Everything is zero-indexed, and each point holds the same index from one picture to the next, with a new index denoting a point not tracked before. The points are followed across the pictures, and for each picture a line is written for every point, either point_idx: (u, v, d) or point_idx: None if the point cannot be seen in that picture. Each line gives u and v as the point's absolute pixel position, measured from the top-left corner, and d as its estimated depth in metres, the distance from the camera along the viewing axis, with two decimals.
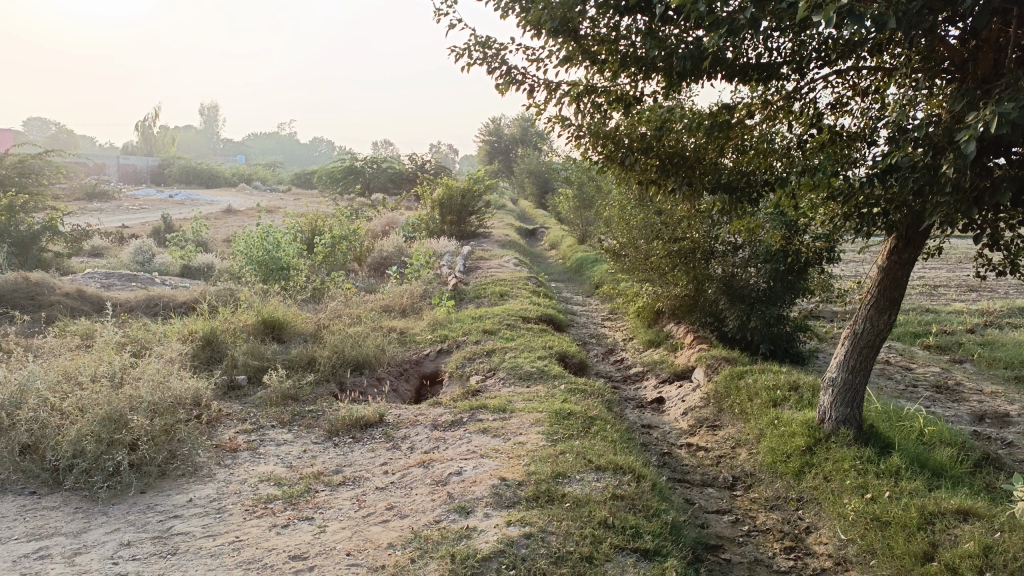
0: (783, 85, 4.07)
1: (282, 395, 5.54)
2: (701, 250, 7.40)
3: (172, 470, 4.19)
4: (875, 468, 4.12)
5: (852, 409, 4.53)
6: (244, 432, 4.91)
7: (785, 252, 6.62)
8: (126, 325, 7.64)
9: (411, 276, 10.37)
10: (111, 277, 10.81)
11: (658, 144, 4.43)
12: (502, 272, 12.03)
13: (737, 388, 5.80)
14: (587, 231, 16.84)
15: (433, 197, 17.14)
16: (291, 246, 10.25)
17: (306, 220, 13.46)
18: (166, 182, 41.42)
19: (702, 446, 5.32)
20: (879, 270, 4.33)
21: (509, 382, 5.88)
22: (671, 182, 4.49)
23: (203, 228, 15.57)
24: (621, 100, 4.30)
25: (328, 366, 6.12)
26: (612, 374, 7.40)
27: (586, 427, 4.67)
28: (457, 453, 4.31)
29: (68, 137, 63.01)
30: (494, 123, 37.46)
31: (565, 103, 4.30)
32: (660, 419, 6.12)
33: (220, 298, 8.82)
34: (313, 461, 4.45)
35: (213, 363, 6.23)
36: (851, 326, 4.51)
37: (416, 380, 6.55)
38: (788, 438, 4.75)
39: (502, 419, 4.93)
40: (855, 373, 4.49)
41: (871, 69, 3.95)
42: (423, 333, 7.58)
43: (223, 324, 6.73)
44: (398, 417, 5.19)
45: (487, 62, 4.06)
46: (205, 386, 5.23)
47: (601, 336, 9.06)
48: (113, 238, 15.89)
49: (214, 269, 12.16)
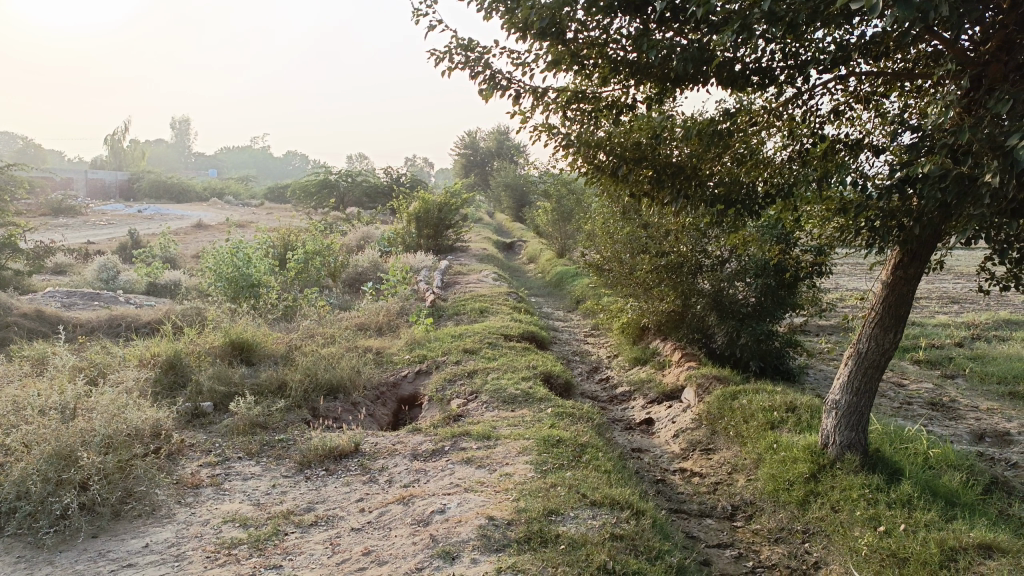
0: (782, 91, 3.86)
1: (250, 423, 5.19)
2: (689, 264, 7.15)
3: (127, 511, 3.81)
4: (886, 497, 3.91)
5: (858, 433, 4.29)
6: (208, 466, 4.55)
7: (776, 265, 6.41)
8: (86, 349, 7.22)
9: (387, 293, 10.04)
10: (73, 295, 10.36)
11: (651, 154, 4.16)
12: (480, 287, 11.74)
13: (731, 410, 5.53)
14: (565, 244, 16.62)
15: (409, 211, 16.83)
16: (261, 263, 9.88)
17: (278, 235, 13.08)
18: (136, 196, 40.63)
19: (697, 473, 5.05)
20: (883, 286, 4.10)
21: (492, 406, 5.57)
22: (667, 195, 4.21)
23: (172, 244, 15.12)
24: (612, 108, 4.03)
25: (299, 391, 5.77)
26: (597, 394, 7.12)
27: (576, 456, 4.38)
28: (439, 487, 3.99)
29: (36, 151, 61.94)
30: (470, 136, 37.29)
31: (552, 111, 4.02)
32: (649, 442, 5.85)
33: (187, 318, 8.43)
34: (283, 498, 4.11)
35: (177, 389, 5.86)
36: (855, 345, 4.27)
37: (393, 404, 6.22)
38: (790, 464, 4.48)
39: (487, 447, 4.62)
40: (860, 395, 4.25)
41: (873, 74, 3.78)
42: (400, 353, 7.25)
43: (188, 347, 6.36)
44: (374, 446, 4.85)
45: (469, 66, 3.77)
46: (166, 415, 4.86)
47: (585, 353, 8.78)
48: (77, 255, 15.38)
49: (181, 286, 11.75)
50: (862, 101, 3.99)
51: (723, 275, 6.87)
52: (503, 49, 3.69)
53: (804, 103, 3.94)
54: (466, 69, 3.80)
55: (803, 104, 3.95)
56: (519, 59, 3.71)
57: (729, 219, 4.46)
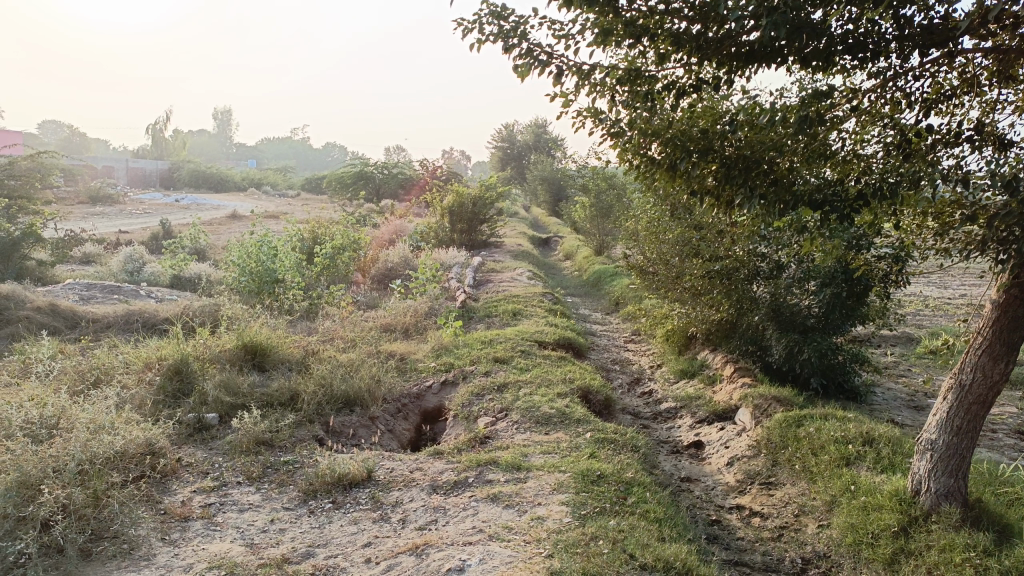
0: (880, 71, 3.21)
1: (256, 441, 4.67)
2: (745, 269, 6.45)
3: (100, 552, 3.28)
4: (999, 564, 3.24)
5: (958, 480, 3.60)
6: (202, 493, 4.03)
7: (847, 272, 5.70)
8: (96, 349, 6.79)
9: (416, 291, 9.50)
10: (94, 288, 10.00)
11: (718, 144, 3.45)
12: (514, 286, 11.14)
13: (796, 439, 4.86)
14: (603, 241, 15.95)
15: (442, 204, 16.30)
16: (287, 258, 9.41)
17: (307, 228, 12.64)
18: (175, 185, 40.85)
19: (757, 513, 4.42)
20: (993, 305, 3.41)
21: (524, 427, 4.96)
22: (736, 192, 3.50)
23: (201, 235, 14.81)
24: (672, 90, 3.36)
25: (312, 405, 5.24)
26: (639, 410, 6.49)
27: (620, 497, 3.76)
28: (459, 533, 3.41)
29: (80, 139, 63.03)
30: (507, 129, 36.75)
31: (599, 93, 3.39)
32: (700, 469, 5.22)
33: (204, 315, 7.97)
34: (281, 538, 3.55)
35: (181, 397, 5.36)
36: (956, 375, 3.59)
37: (415, 418, 5.69)
38: (873, 512, 3.82)
39: (516, 481, 4.02)
40: (961, 436, 3.55)
41: (988, 51, 3.13)
42: (426, 360, 6.70)
43: (197, 350, 5.87)
44: (389, 474, 4.27)
45: (503, 38, 3.15)
46: (160, 432, 4.36)
47: (625, 362, 8.13)
48: (106, 245, 15.15)
49: (206, 279, 11.37)
50: (970, 84, 3.35)
51: (784, 282, 6.15)
52: (543, 17, 3.06)
53: (900, 87, 3.30)
54: (498, 41, 3.17)
55: (902, 88, 3.30)
56: (563, 29, 3.06)
57: (804, 224, 3.78)
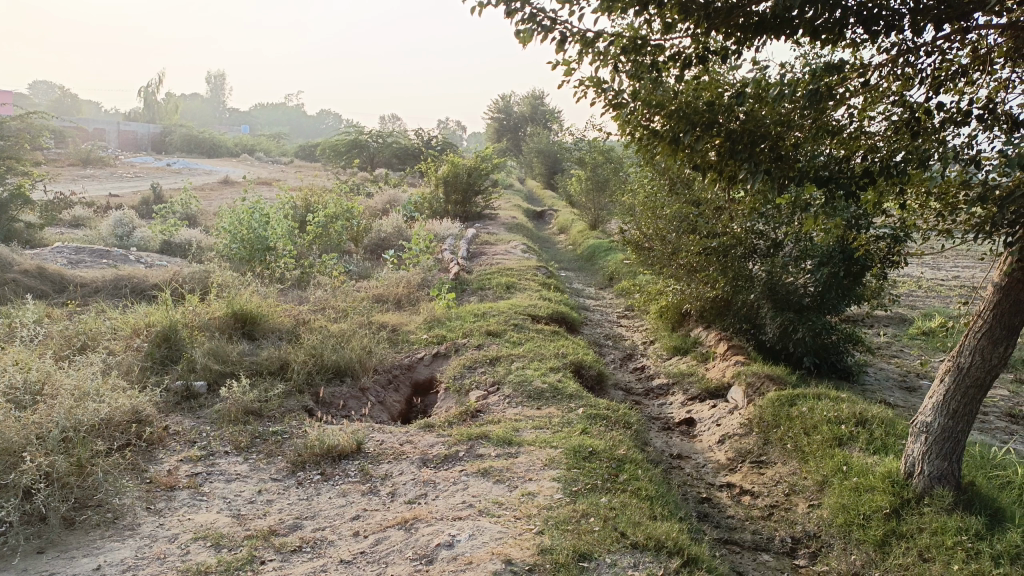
0: (891, 45, 3.12)
1: (244, 410, 4.61)
2: (742, 247, 6.38)
3: (84, 521, 3.23)
4: (990, 549, 3.23)
5: (951, 463, 3.58)
6: (189, 462, 3.99)
7: (845, 252, 5.64)
8: (83, 315, 6.71)
9: (409, 261, 9.41)
10: (83, 252, 9.87)
11: (723, 118, 3.36)
12: (508, 259, 11.06)
13: (788, 418, 4.83)
14: (599, 216, 15.84)
15: (437, 174, 16.14)
16: (279, 225, 9.29)
17: (300, 195, 12.50)
18: (166, 149, 40.39)
19: (748, 491, 4.41)
20: (994, 288, 3.36)
21: (516, 402, 4.92)
22: (740, 168, 3.41)
23: (192, 201, 14.63)
24: (676, 62, 3.26)
25: (301, 375, 5.19)
26: (631, 386, 6.47)
27: (611, 474, 3.73)
28: (449, 508, 3.37)
29: (71, 100, 62.18)
30: (504, 100, 36.39)
31: (601, 62, 3.30)
32: (691, 446, 5.20)
33: (194, 282, 7.87)
34: (268, 509, 3.51)
35: (169, 365, 5.29)
36: (954, 358, 3.54)
37: (406, 390, 5.65)
38: (865, 494, 3.81)
39: (507, 455, 3.99)
40: (957, 419, 3.52)
41: (1001, 27, 3.04)
42: (418, 332, 6.64)
43: (186, 317, 5.79)
44: (378, 446, 4.23)
45: (504, 2, 3.04)
46: (147, 400, 4.29)
47: (618, 337, 8.10)
48: (95, 209, 14.98)
49: (197, 246, 11.24)
50: (981, 62, 3.27)
51: (781, 260, 6.09)
52: None
53: (910, 63, 3.21)
54: (499, 5, 3.06)
55: (913, 63, 3.21)
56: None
57: (806, 202, 3.71)
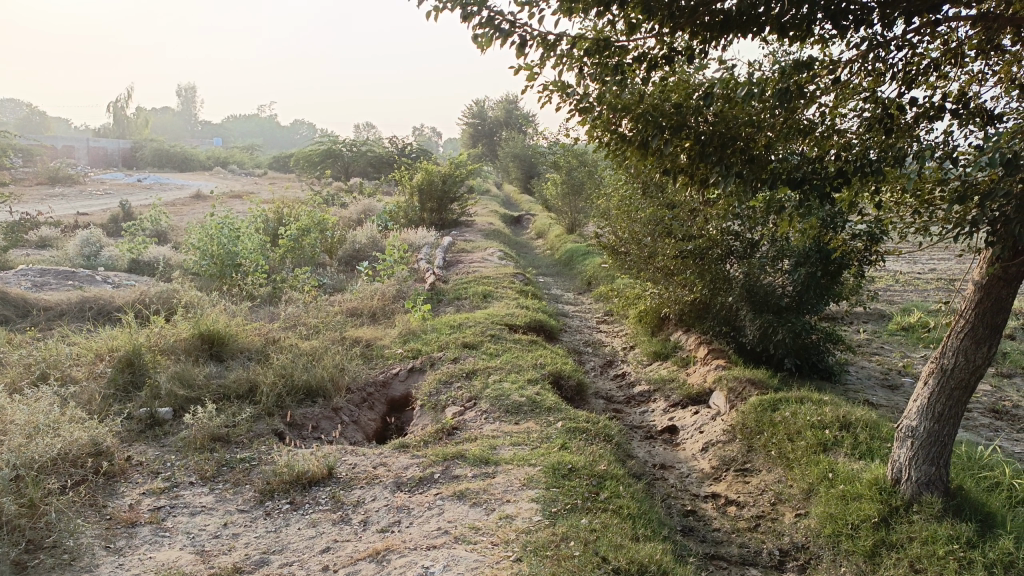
0: (860, 40, 3.02)
1: (211, 437, 4.44)
2: (719, 249, 6.28)
3: (36, 564, 3.00)
4: (983, 557, 3.14)
5: (938, 468, 3.49)
6: (152, 496, 3.80)
7: (822, 251, 5.56)
8: (46, 340, 6.49)
9: (384, 273, 9.25)
10: (47, 274, 9.60)
11: (691, 120, 3.24)
12: (485, 266, 10.93)
13: (772, 424, 4.73)
14: (575, 219, 15.75)
15: (412, 182, 15.98)
16: (249, 240, 9.09)
17: (272, 208, 12.29)
18: (137, 164, 39.83)
19: (733, 501, 4.30)
20: (976, 287, 3.28)
21: (493, 417, 4.78)
22: (711, 171, 3.30)
23: (162, 217, 14.35)
24: (642, 63, 3.14)
25: (271, 397, 5.01)
26: (612, 394, 6.36)
27: (592, 492, 3.60)
28: (423, 536, 3.23)
29: (39, 118, 61.26)
30: (478, 105, 36.31)
31: (566, 66, 3.18)
32: (674, 455, 5.09)
33: (161, 302, 7.66)
34: (234, 544, 3.35)
35: (133, 391, 5.10)
36: (937, 360, 3.45)
37: (381, 407, 5.49)
38: (853, 501, 3.71)
39: (484, 475, 3.85)
40: (943, 422, 3.44)
41: (972, 18, 2.95)
42: (392, 346, 6.49)
43: (150, 340, 5.59)
44: (351, 470, 4.07)
45: (462, 6, 2.91)
46: (106, 432, 4.11)
47: (598, 343, 7.99)
48: (62, 228, 14.64)
49: (167, 263, 11.00)
50: (953, 55, 3.18)
51: (758, 261, 6.01)
52: None
53: (881, 58, 3.12)
54: (457, 10, 2.93)
55: (884, 58, 3.12)
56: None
57: (781, 204, 3.61)
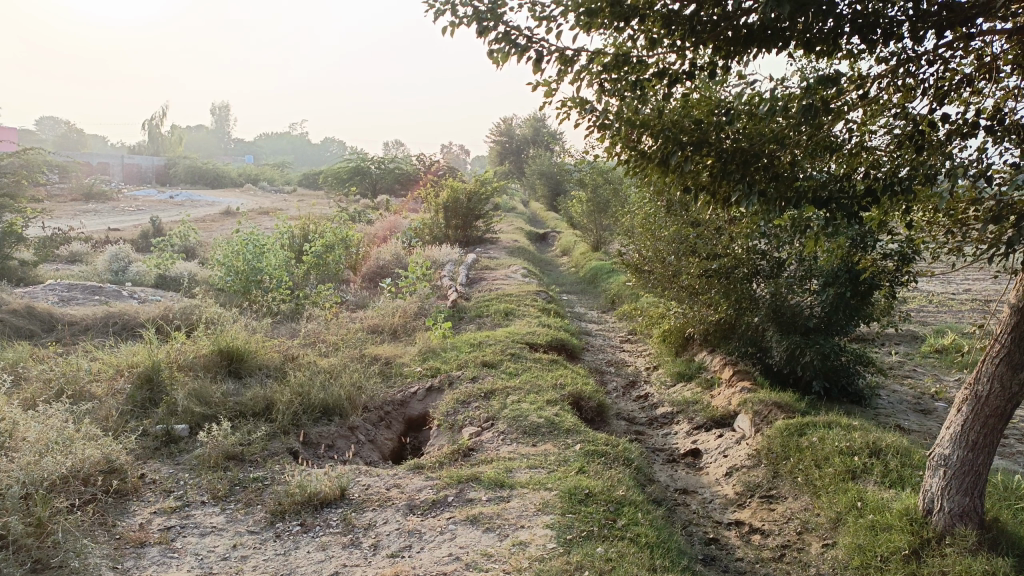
0: (889, 55, 2.93)
1: (225, 455, 4.40)
2: (745, 268, 6.15)
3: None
4: None
5: (973, 499, 3.33)
6: (163, 514, 3.76)
7: (851, 271, 5.41)
8: (69, 355, 6.53)
9: (406, 290, 9.22)
10: (76, 289, 9.72)
11: (713, 136, 3.14)
12: (508, 284, 10.86)
13: (798, 449, 4.58)
14: (601, 237, 15.64)
15: (437, 200, 16.00)
16: (273, 256, 9.12)
17: (298, 224, 12.35)
18: (170, 181, 40.52)
19: (757, 530, 4.15)
20: (1013, 310, 3.13)
21: (510, 438, 4.69)
22: (733, 189, 3.19)
23: (190, 233, 14.51)
24: (662, 78, 3.06)
25: (287, 415, 4.97)
26: (634, 415, 6.23)
27: (609, 518, 3.49)
28: (433, 562, 3.14)
29: (77, 136, 62.71)
30: (505, 123, 36.43)
31: (584, 82, 3.11)
32: (697, 480, 4.95)
33: (184, 318, 7.69)
34: (241, 567, 3.28)
35: (151, 407, 5.09)
36: (971, 386, 3.30)
37: (399, 426, 5.42)
38: (882, 532, 3.55)
39: (499, 499, 3.75)
40: (977, 451, 3.28)
41: (1008, 32, 2.84)
42: (412, 364, 6.43)
43: (170, 356, 5.59)
44: (364, 492, 4.00)
45: (477, 21, 2.86)
46: (119, 449, 4.09)
47: (621, 363, 7.86)
48: (94, 243, 14.87)
49: (193, 279, 11.09)
50: (988, 70, 3.06)
51: (784, 280, 5.86)
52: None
53: (912, 73, 3.02)
54: (473, 25, 2.88)
55: (914, 73, 3.02)
56: (543, 11, 2.77)
57: (807, 223, 3.49)
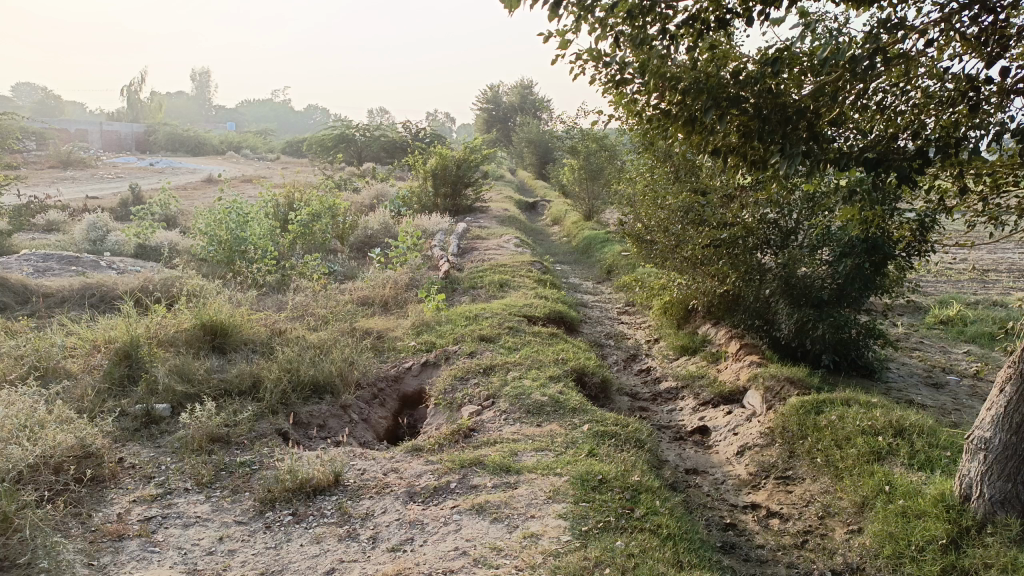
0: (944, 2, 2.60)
1: (209, 437, 4.11)
2: (754, 238, 5.87)
3: None
4: None
5: (1016, 485, 3.10)
6: (143, 503, 3.49)
7: (869, 241, 5.14)
8: (44, 329, 6.19)
9: (396, 261, 8.90)
10: (51, 259, 9.34)
11: (746, 92, 2.82)
12: (501, 254, 10.55)
13: (816, 429, 4.34)
14: (593, 205, 15.30)
15: (425, 167, 15.60)
16: (258, 225, 8.76)
17: (283, 192, 11.97)
18: (151, 148, 39.67)
19: (775, 513, 3.94)
20: None
21: (513, 418, 4.43)
22: (768, 150, 2.87)
23: (171, 202, 14.07)
24: (692, 25, 2.72)
25: (275, 394, 4.69)
26: (637, 391, 6.00)
27: (625, 508, 3.25)
28: (439, 557, 2.88)
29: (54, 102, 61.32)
30: (492, 90, 35.81)
31: (602, 30, 2.78)
32: (707, 459, 4.73)
33: (165, 290, 7.35)
34: (229, 562, 3.02)
35: (130, 385, 4.77)
36: (1016, 364, 3.03)
37: (393, 404, 5.15)
38: (915, 520, 3.33)
39: (504, 486, 3.50)
40: (1021, 434, 3.04)
41: None
42: (405, 338, 6.15)
43: (150, 330, 5.27)
44: (359, 478, 3.74)
45: None
46: (94, 433, 3.79)
47: (620, 336, 7.61)
48: (70, 212, 14.38)
49: (176, 249, 10.71)
50: None
51: (795, 251, 5.60)
52: None
53: (966, 23, 2.70)
54: None
55: (968, 22, 2.69)
56: None
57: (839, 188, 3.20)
